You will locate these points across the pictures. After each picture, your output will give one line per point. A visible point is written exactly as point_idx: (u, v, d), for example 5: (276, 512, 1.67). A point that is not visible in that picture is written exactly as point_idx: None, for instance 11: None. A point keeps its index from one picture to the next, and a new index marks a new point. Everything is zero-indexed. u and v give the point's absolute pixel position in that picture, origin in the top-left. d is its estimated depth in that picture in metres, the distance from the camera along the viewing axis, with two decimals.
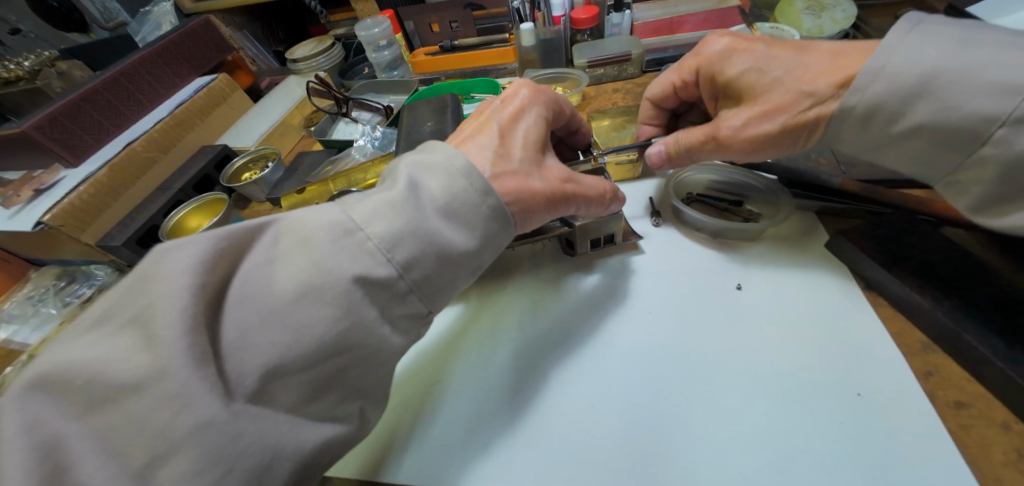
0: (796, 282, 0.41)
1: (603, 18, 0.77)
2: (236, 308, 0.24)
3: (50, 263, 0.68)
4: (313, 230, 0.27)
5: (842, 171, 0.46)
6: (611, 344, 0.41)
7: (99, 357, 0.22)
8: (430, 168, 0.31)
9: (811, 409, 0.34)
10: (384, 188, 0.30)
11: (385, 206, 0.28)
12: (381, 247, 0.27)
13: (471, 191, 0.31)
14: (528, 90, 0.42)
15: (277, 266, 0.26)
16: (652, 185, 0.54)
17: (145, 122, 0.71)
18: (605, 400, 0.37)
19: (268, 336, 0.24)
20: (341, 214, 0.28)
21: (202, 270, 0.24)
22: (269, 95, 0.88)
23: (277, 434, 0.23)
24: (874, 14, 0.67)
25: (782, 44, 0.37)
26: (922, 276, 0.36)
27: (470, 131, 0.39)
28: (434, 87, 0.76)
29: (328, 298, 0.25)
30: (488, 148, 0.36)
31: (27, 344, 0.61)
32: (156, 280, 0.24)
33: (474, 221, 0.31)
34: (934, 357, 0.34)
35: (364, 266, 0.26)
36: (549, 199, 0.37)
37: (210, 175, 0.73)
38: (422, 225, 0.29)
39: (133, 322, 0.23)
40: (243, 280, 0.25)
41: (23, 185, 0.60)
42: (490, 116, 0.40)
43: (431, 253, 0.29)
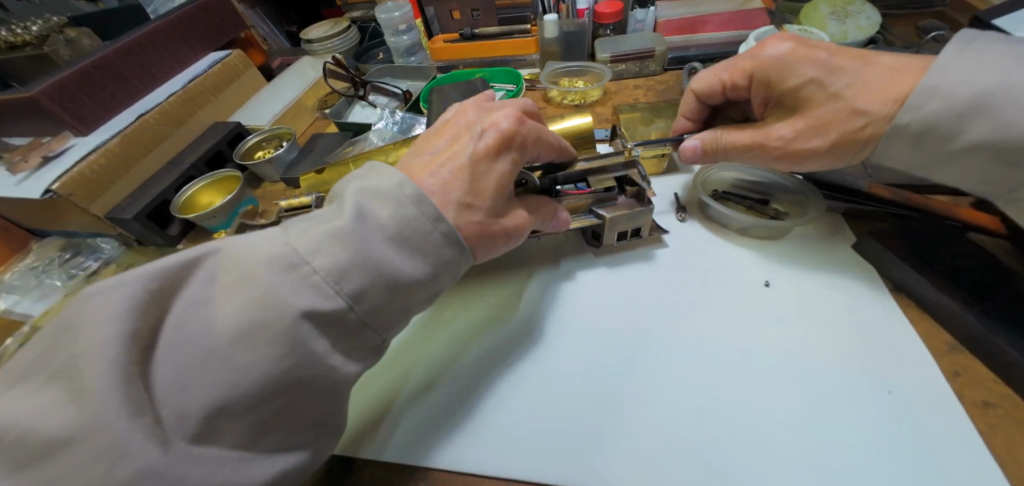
0: (829, 279, 0.42)
1: (626, 13, 0.77)
2: (170, 352, 0.22)
3: (54, 234, 0.66)
4: (253, 265, 0.24)
5: (869, 174, 0.46)
6: (603, 340, 0.42)
7: (23, 417, 0.20)
8: (381, 197, 0.28)
9: (848, 402, 0.34)
10: (326, 217, 0.27)
11: (328, 239, 0.25)
12: (327, 280, 0.24)
13: (422, 217, 0.28)
14: (511, 113, 0.35)
15: (215, 304, 0.23)
16: (678, 184, 0.54)
17: (156, 95, 0.69)
18: (604, 398, 0.37)
19: (260, 345, 0.22)
20: (285, 246, 0.24)
21: (132, 314, 0.21)
22: (282, 75, 0.87)
23: (224, 473, 0.21)
24: (896, 24, 0.68)
25: (845, 53, 0.36)
26: (951, 280, 0.36)
27: (434, 162, 0.33)
28: (452, 74, 0.76)
29: (271, 335, 0.22)
30: (452, 193, 0.31)
31: (30, 315, 0.59)
32: (82, 328, 0.21)
33: (425, 248, 0.28)
34: (962, 359, 0.35)
35: (312, 299, 0.24)
36: (502, 236, 0.35)
37: (223, 152, 0.70)
38: (370, 255, 0.26)
39: (61, 375, 0.21)
40: (178, 324, 0.22)
41: (29, 151, 0.59)
42: (462, 144, 0.34)
43: (381, 283, 0.26)
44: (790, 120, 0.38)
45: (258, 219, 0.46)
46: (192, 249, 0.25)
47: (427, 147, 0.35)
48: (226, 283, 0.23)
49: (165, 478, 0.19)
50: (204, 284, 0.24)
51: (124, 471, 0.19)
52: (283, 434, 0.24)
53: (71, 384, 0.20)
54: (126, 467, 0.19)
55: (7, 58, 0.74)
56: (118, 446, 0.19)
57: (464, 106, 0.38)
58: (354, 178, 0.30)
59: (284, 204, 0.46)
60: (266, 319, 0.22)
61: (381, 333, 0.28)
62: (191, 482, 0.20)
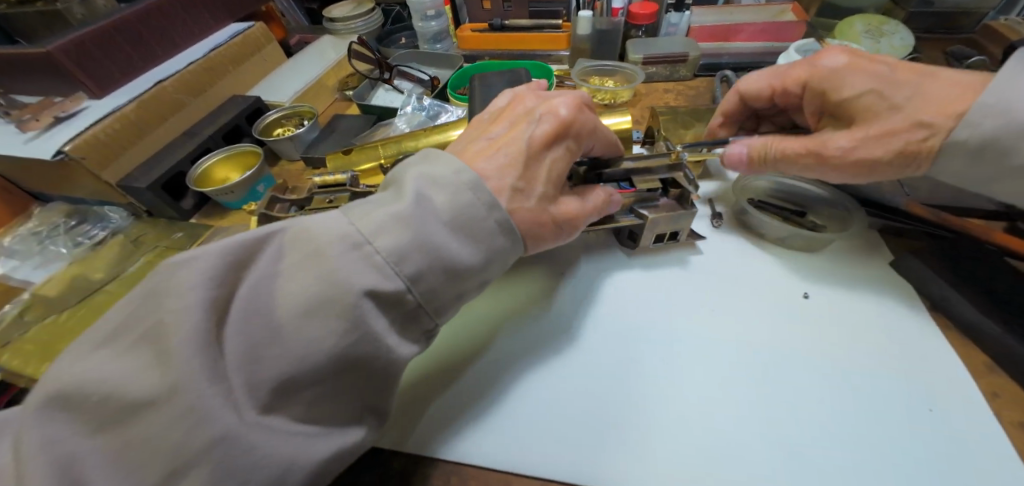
0: (866, 295, 0.42)
1: (660, 16, 0.76)
2: (241, 322, 0.22)
3: (57, 199, 0.64)
4: (319, 242, 0.24)
5: (907, 192, 0.47)
6: (631, 339, 0.41)
7: (112, 377, 0.21)
8: (439, 183, 0.28)
9: (883, 418, 0.34)
10: (387, 200, 0.27)
11: (390, 220, 0.25)
12: (387, 261, 0.24)
13: (478, 204, 0.28)
14: (570, 102, 0.35)
15: (280, 281, 0.23)
16: (714, 188, 0.54)
17: (176, 62, 0.67)
18: (630, 395, 0.37)
19: (327, 322, 0.22)
20: (349, 227, 0.24)
21: (215, 283, 0.22)
22: (303, 52, 0.85)
23: (290, 445, 0.21)
24: (926, 47, 0.69)
25: (905, 67, 0.37)
26: (992, 301, 0.37)
27: (489, 146, 0.33)
28: (482, 64, 0.74)
29: (336, 312, 0.22)
30: (507, 178, 0.31)
31: (29, 281, 0.57)
32: (167, 295, 0.22)
33: (480, 235, 0.28)
34: (999, 380, 0.35)
35: (373, 279, 0.23)
36: (551, 224, 0.34)
37: (240, 126, 0.68)
38: (429, 238, 0.25)
39: (144, 339, 0.21)
40: (250, 293, 0.22)
41: (41, 110, 0.56)
42: (519, 130, 0.34)
43: (437, 267, 0.26)
44: (850, 130, 0.38)
45: (288, 194, 0.45)
46: (260, 228, 0.25)
47: (483, 132, 0.35)
48: (293, 261, 0.24)
49: (239, 444, 0.20)
50: (273, 256, 0.24)
51: (202, 435, 0.20)
52: (344, 410, 0.24)
53: (154, 348, 0.21)
54: (202, 433, 0.19)
55: (17, 13, 0.71)
56: (197, 410, 0.20)
57: (519, 93, 0.38)
58: (412, 162, 0.30)
59: (317, 180, 0.45)
60: (334, 295, 0.22)
61: (437, 317, 0.28)
62: (261, 452, 0.20)
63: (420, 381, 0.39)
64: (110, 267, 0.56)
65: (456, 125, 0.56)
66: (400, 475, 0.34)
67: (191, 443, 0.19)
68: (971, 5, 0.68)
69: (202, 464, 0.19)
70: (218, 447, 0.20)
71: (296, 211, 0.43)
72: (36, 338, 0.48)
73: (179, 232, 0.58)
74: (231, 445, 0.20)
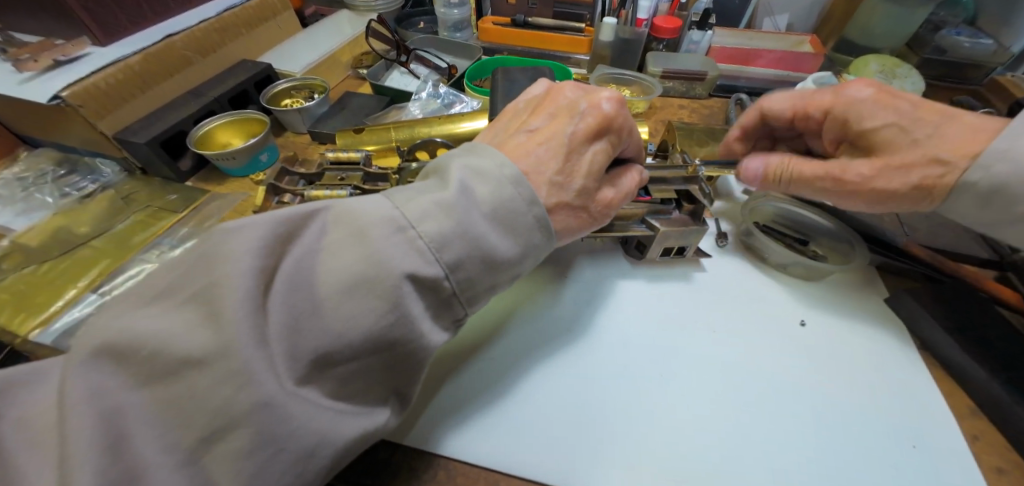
0: (864, 327, 0.43)
1: (683, 33, 0.76)
2: (288, 293, 0.22)
3: (46, 144, 0.61)
4: (366, 222, 0.25)
5: (906, 232, 0.49)
6: (635, 343, 0.42)
7: (161, 331, 0.21)
8: (484, 175, 0.28)
9: (869, 445, 0.35)
10: (434, 189, 0.28)
11: (435, 208, 0.26)
12: (430, 246, 0.25)
13: (519, 198, 0.28)
14: (614, 99, 0.35)
15: (322, 260, 0.24)
16: (721, 209, 0.54)
17: (188, 18, 0.64)
18: (634, 397, 0.38)
19: (367, 299, 0.23)
20: (395, 211, 0.25)
21: (264, 252, 0.23)
22: (319, 24, 0.83)
23: (322, 419, 0.22)
24: (936, 94, 0.71)
25: (926, 108, 0.38)
26: (986, 350, 0.37)
27: (529, 139, 0.33)
28: (502, 58, 0.73)
29: (378, 292, 0.23)
30: (546, 171, 0.31)
31: (9, 227, 0.54)
32: (221, 258, 0.23)
33: (519, 230, 0.28)
34: (980, 423, 0.36)
35: (415, 263, 0.24)
36: (582, 215, 0.33)
37: (248, 92, 0.65)
38: (471, 228, 0.26)
39: (196, 298, 0.22)
40: (296, 265, 0.23)
41: (40, 51, 0.54)
42: (563, 123, 0.34)
43: (478, 258, 0.26)
44: (868, 160, 0.39)
45: (297, 167, 0.44)
46: (307, 204, 0.26)
47: (521, 124, 0.35)
48: (339, 236, 0.24)
49: (278, 411, 0.21)
50: (317, 232, 0.25)
51: (247, 399, 0.20)
52: (368, 390, 0.25)
53: (204, 308, 0.22)
54: (247, 397, 0.20)
55: None
56: (243, 373, 0.20)
57: (559, 85, 0.38)
58: (459, 153, 0.31)
59: (330, 156, 0.43)
60: (376, 276, 0.23)
61: (466, 305, 0.28)
62: (297, 421, 0.21)
63: (430, 373, 0.39)
64: (95, 222, 0.54)
65: (472, 116, 0.55)
66: (398, 468, 0.33)
67: (235, 406, 0.20)
68: (983, 59, 0.70)
69: (244, 425, 0.20)
70: (262, 411, 0.20)
71: (305, 185, 0.42)
72: (14, 287, 0.46)
73: (173, 194, 0.56)
74: (272, 411, 0.21)
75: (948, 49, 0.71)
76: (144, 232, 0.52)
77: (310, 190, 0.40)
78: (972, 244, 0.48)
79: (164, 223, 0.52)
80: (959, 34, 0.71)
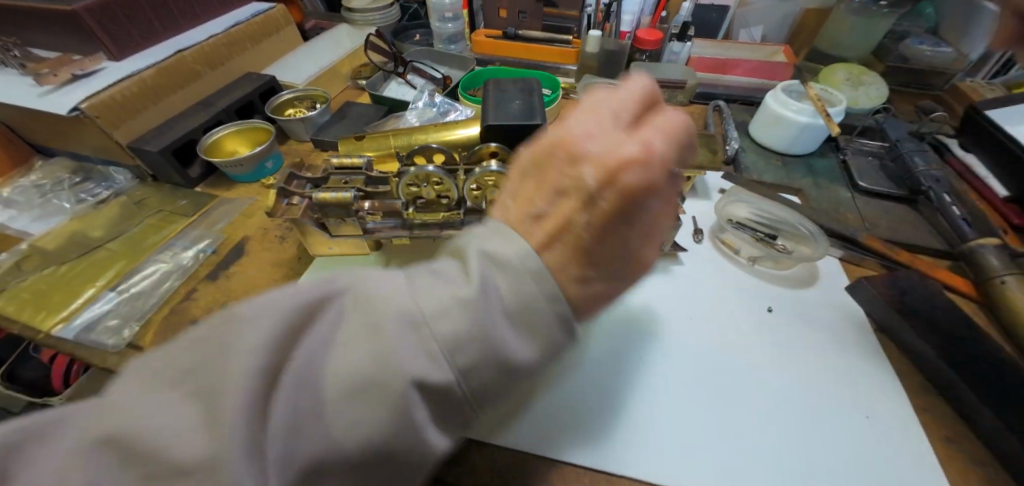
0: (821, 313, 0.46)
1: (664, 44, 0.81)
2: (292, 392, 0.20)
3: (62, 154, 0.65)
4: (382, 316, 0.23)
5: (867, 227, 0.52)
6: (669, 392, 0.40)
7: (156, 431, 0.19)
8: (505, 267, 0.25)
9: (832, 435, 0.38)
10: (452, 279, 0.25)
11: (454, 305, 0.23)
12: (443, 350, 0.23)
13: (539, 296, 0.25)
14: (638, 164, 0.26)
15: (331, 356, 0.22)
16: (700, 208, 0.58)
17: (196, 33, 0.68)
18: (667, 448, 0.37)
19: (371, 407, 0.21)
20: (407, 302, 0.23)
21: (274, 345, 0.21)
22: (320, 38, 0.87)
23: None
24: (901, 100, 0.76)
25: None
26: (934, 329, 0.41)
27: (539, 227, 0.27)
28: (494, 69, 0.77)
29: (384, 400, 0.21)
30: (567, 265, 0.26)
31: (27, 232, 0.57)
32: (229, 350, 0.21)
33: (537, 327, 0.25)
34: (928, 397, 0.40)
35: (422, 367, 0.22)
36: (610, 298, 0.28)
37: (253, 103, 0.69)
38: (487, 330, 0.23)
39: (199, 393, 0.20)
40: (305, 360, 0.21)
41: (59, 66, 0.57)
42: (584, 191, 0.26)
43: (493, 363, 0.24)
44: None
45: (305, 172, 0.47)
46: (321, 284, 0.24)
47: (527, 197, 0.28)
48: (352, 328, 0.23)
49: None
50: (333, 318, 0.23)
51: None
52: None
53: (205, 406, 0.20)
54: None
55: None
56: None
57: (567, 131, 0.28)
58: (477, 235, 0.27)
59: (334, 162, 0.46)
60: (381, 384, 0.21)
61: (476, 405, 0.25)
62: None
63: None
64: (109, 227, 0.56)
65: (466, 124, 0.58)
66: None
67: None
68: (942, 66, 0.75)
69: None
70: None
71: (313, 188, 0.45)
72: (34, 288, 0.49)
73: (183, 200, 0.59)
74: None
75: (911, 58, 0.76)
76: (157, 236, 0.55)
77: (318, 192, 0.42)
78: (928, 235, 0.52)
79: (176, 226, 0.56)
80: (921, 43, 0.76)
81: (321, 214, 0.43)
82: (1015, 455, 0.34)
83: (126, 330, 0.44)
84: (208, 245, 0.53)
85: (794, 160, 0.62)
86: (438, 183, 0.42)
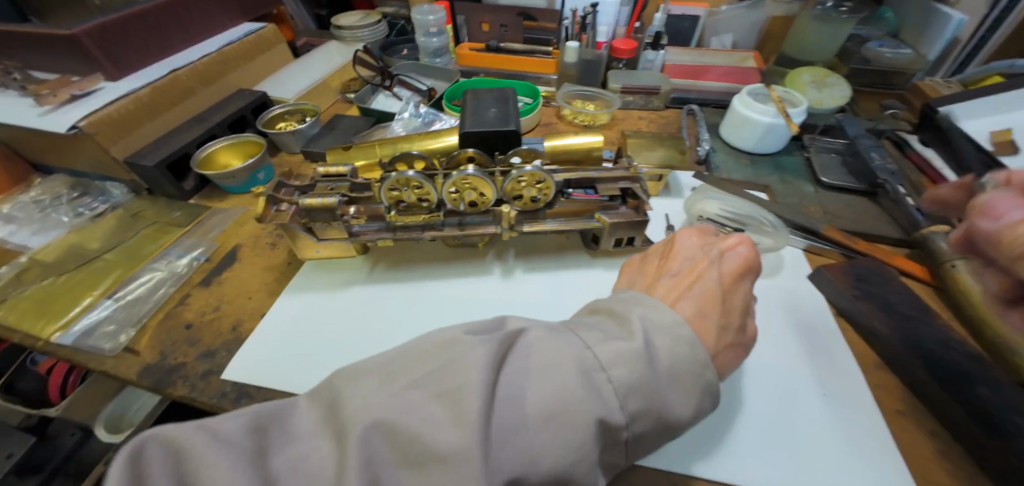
0: (784, 301, 0.48)
1: (639, 52, 0.85)
2: (507, 405, 0.24)
3: (61, 171, 0.67)
4: (564, 355, 0.27)
5: (828, 219, 0.55)
6: (756, 392, 0.41)
7: (417, 425, 0.23)
8: (665, 332, 0.30)
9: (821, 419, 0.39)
10: (616, 333, 0.30)
11: (624, 353, 0.27)
12: (617, 391, 0.26)
13: (693, 361, 0.29)
14: (743, 242, 0.39)
15: (531, 379, 0.25)
16: (672, 206, 0.60)
17: (190, 53, 0.72)
18: (759, 446, 0.37)
19: (565, 430, 0.24)
20: (587, 350, 0.27)
21: (491, 370, 0.25)
22: (310, 54, 0.90)
23: None
24: (864, 100, 0.79)
25: None
26: (886, 311, 0.44)
27: (675, 283, 0.36)
28: (477, 80, 0.80)
29: (572, 426, 0.24)
30: (709, 318, 0.32)
31: (27, 246, 0.59)
32: (463, 371, 0.25)
33: (692, 388, 0.29)
34: (883, 375, 0.42)
35: (602, 409, 0.25)
36: (738, 357, 0.34)
37: (246, 117, 0.72)
38: (653, 380, 0.27)
39: (444, 399, 0.24)
40: (509, 381, 0.25)
41: (59, 87, 0.60)
42: (706, 267, 0.36)
43: (655, 413, 0.27)
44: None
45: (293, 179, 0.49)
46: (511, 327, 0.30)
47: (661, 269, 0.38)
48: (544, 358, 0.26)
49: None
50: (522, 353, 0.27)
51: None
52: None
53: (451, 411, 0.24)
54: None
55: None
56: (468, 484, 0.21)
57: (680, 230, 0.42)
58: (627, 301, 0.33)
59: (321, 170, 0.49)
60: (575, 408, 0.25)
61: (628, 449, 0.28)
62: None
63: None
64: (106, 238, 0.59)
65: (451, 132, 0.61)
66: None
67: None
68: (902, 66, 0.78)
69: None
70: None
71: (301, 195, 0.48)
72: (34, 298, 0.51)
73: (178, 211, 0.62)
74: None
75: (872, 59, 0.79)
76: (152, 245, 0.57)
77: (304, 198, 0.45)
78: (886, 225, 0.54)
79: (171, 236, 0.58)
80: (881, 46, 0.80)
81: (308, 219, 0.46)
82: (957, 422, 0.37)
83: (122, 335, 0.46)
84: (202, 252, 0.56)
85: (761, 158, 0.66)
86: (417, 187, 0.44)
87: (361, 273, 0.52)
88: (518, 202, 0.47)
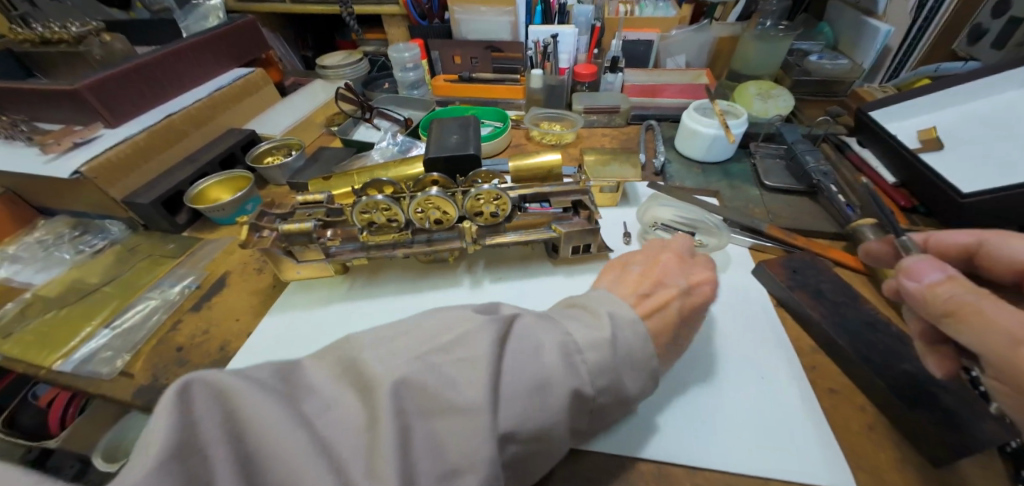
0: (734, 296, 0.52)
1: (600, 76, 0.92)
2: (511, 373, 0.29)
3: (63, 213, 0.72)
4: (551, 336, 0.31)
5: (771, 219, 0.60)
6: (738, 369, 0.45)
7: (438, 384, 0.27)
8: (630, 327, 0.34)
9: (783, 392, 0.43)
10: (592, 323, 0.34)
11: (601, 341, 0.32)
12: (593, 370, 0.31)
13: (648, 353, 0.34)
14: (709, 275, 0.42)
15: (530, 355, 0.30)
16: (629, 214, 0.65)
17: (183, 99, 0.78)
18: (742, 414, 0.41)
19: (550, 397, 0.29)
20: (568, 336, 0.32)
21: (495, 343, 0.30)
22: (296, 93, 0.97)
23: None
24: (810, 107, 0.86)
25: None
26: (818, 299, 0.48)
27: (644, 300, 0.38)
28: (450, 108, 0.87)
29: (557, 390, 0.29)
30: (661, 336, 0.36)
31: (31, 283, 0.63)
32: (471, 341, 0.29)
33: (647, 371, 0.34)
34: (819, 357, 0.46)
35: (580, 381, 0.30)
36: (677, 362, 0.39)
37: (235, 154, 0.77)
38: (622, 360, 0.32)
39: (458, 365, 0.28)
40: (513, 353, 0.30)
41: (63, 136, 0.65)
42: (675, 295, 0.38)
43: (619, 389, 0.32)
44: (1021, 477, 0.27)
45: (275, 208, 0.54)
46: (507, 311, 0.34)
47: (633, 282, 0.40)
48: (537, 337, 0.31)
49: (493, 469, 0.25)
50: (520, 330, 0.31)
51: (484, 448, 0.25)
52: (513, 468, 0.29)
53: (466, 372, 0.28)
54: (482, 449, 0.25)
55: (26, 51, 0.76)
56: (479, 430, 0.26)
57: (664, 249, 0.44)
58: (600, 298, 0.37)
59: (300, 198, 0.53)
60: (558, 381, 0.29)
61: (593, 417, 0.33)
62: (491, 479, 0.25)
63: None
64: (105, 273, 0.63)
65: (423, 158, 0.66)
66: None
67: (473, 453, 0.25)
68: (840, 75, 0.84)
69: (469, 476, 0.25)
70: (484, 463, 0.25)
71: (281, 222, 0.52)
72: (37, 330, 0.54)
73: (171, 244, 0.66)
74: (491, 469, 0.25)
75: (812, 71, 0.86)
76: (147, 276, 0.61)
77: (283, 224, 0.50)
78: (824, 221, 0.59)
79: (165, 267, 0.62)
80: (820, 59, 0.87)
81: (287, 243, 0.50)
82: (881, 396, 0.40)
83: (119, 360, 0.50)
84: (193, 281, 0.60)
85: (712, 166, 0.71)
86: (386, 209, 0.49)
87: (341, 290, 0.57)
88: (479, 217, 0.52)
